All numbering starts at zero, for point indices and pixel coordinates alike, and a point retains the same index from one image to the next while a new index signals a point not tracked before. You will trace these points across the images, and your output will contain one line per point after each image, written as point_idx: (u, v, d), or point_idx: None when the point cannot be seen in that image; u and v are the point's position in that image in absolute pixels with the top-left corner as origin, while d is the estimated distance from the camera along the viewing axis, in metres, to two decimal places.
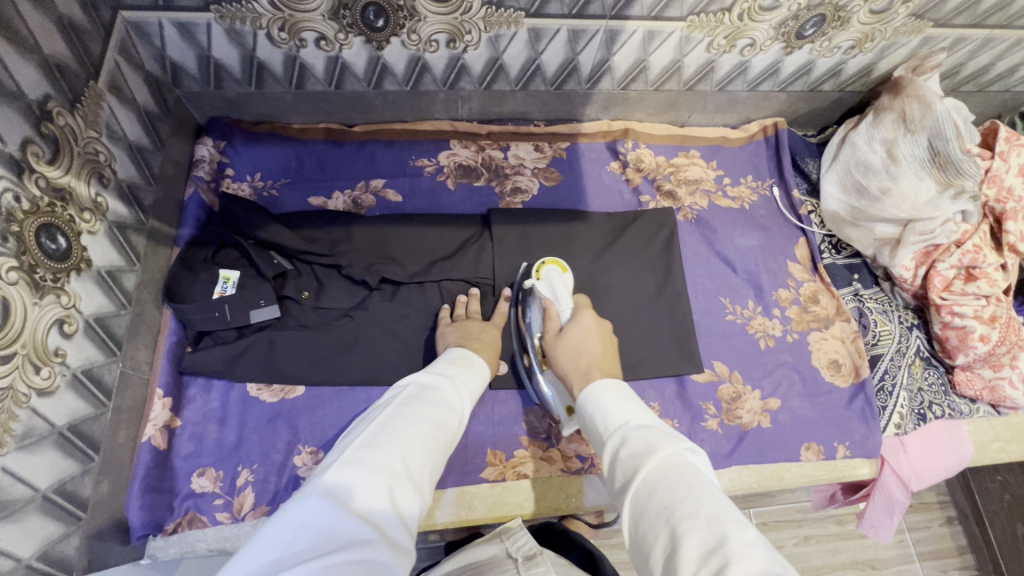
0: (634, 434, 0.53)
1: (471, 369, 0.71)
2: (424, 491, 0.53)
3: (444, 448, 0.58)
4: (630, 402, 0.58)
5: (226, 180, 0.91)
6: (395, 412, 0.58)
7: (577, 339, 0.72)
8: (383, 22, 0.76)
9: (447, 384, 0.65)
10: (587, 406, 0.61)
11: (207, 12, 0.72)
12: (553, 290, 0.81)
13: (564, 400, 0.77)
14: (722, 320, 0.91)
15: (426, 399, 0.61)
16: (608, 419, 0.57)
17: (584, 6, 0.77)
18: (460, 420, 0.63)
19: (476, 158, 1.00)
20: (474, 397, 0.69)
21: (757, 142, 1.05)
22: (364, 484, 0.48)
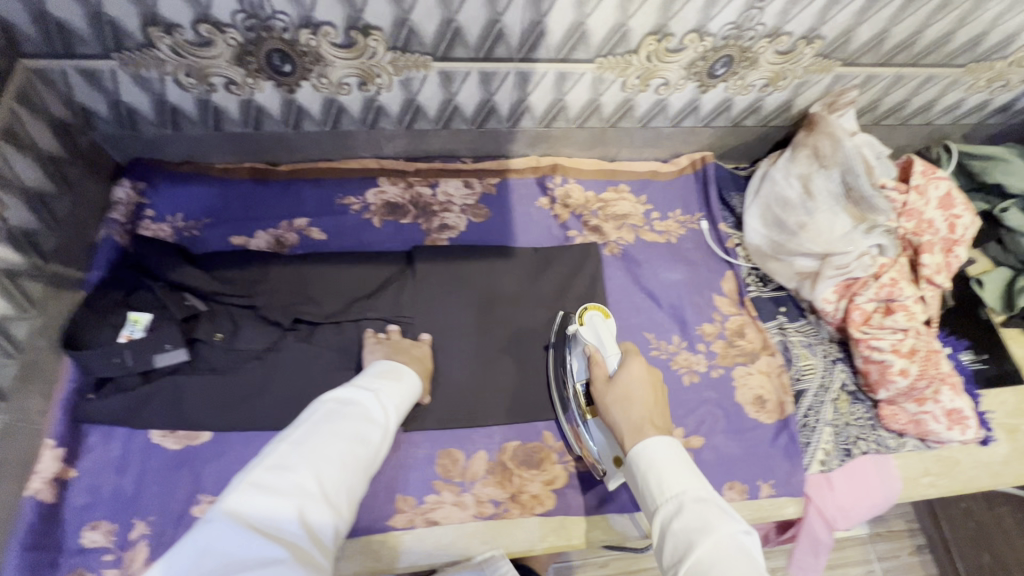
0: (691, 509, 0.55)
1: (396, 381, 0.72)
2: (340, 505, 0.54)
3: (365, 463, 0.60)
4: (687, 471, 0.60)
5: (145, 221, 0.90)
6: (313, 430, 0.58)
7: (628, 389, 0.71)
8: (291, 67, 0.77)
9: (371, 398, 0.66)
10: (639, 462, 0.62)
11: (110, 60, 0.72)
12: (598, 336, 0.80)
13: (610, 451, 0.78)
14: (647, 357, 0.91)
15: (345, 413, 0.62)
16: (663, 483, 0.59)
17: (490, 50, 0.78)
18: (382, 432, 0.64)
19: (404, 195, 1.00)
20: (400, 409, 0.70)
21: (687, 176, 1.07)
22: (271, 504, 0.49)
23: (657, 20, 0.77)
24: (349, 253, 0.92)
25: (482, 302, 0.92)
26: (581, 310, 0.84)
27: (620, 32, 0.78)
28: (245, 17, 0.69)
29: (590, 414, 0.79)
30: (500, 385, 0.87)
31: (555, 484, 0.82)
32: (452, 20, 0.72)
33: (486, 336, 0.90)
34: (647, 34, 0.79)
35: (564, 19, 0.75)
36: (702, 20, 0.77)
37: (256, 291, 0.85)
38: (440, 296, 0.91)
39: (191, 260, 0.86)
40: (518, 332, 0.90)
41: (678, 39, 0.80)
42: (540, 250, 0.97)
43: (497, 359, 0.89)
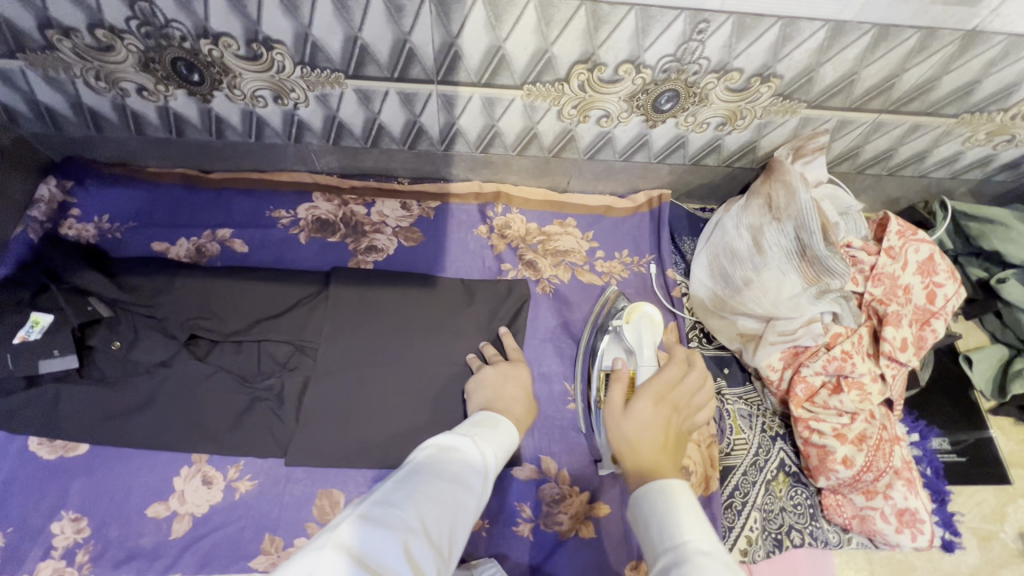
0: (698, 559, 0.42)
1: (497, 427, 0.64)
2: (445, 553, 0.47)
3: (468, 510, 0.52)
4: (696, 515, 0.47)
5: (69, 221, 0.89)
6: (416, 468, 0.52)
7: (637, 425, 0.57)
8: (199, 76, 0.74)
9: (474, 440, 0.58)
10: (647, 499, 0.49)
11: (15, 60, 0.72)
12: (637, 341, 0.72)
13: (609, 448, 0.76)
14: (562, 410, 0.83)
15: (449, 454, 0.55)
16: (665, 531, 0.46)
17: (404, 70, 0.73)
18: (486, 481, 0.56)
19: (336, 212, 0.97)
20: (505, 456, 0.62)
21: (642, 214, 0.99)
22: (378, 538, 0.43)
23: (582, 48, 0.70)
24: (262, 269, 0.89)
25: (389, 334, 0.84)
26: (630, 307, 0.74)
27: (544, 57, 0.71)
28: (140, 24, 0.67)
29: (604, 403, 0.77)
30: (393, 423, 0.80)
31: None
32: (356, 37, 0.68)
33: (386, 370, 0.83)
34: (575, 62, 0.72)
35: (479, 43, 0.69)
36: (635, 50, 0.70)
37: (159, 301, 0.82)
38: (342, 321, 0.84)
39: (100, 264, 0.84)
40: (418, 369, 0.83)
41: (612, 69, 0.73)
42: (465, 281, 0.91)
43: (395, 396, 0.81)
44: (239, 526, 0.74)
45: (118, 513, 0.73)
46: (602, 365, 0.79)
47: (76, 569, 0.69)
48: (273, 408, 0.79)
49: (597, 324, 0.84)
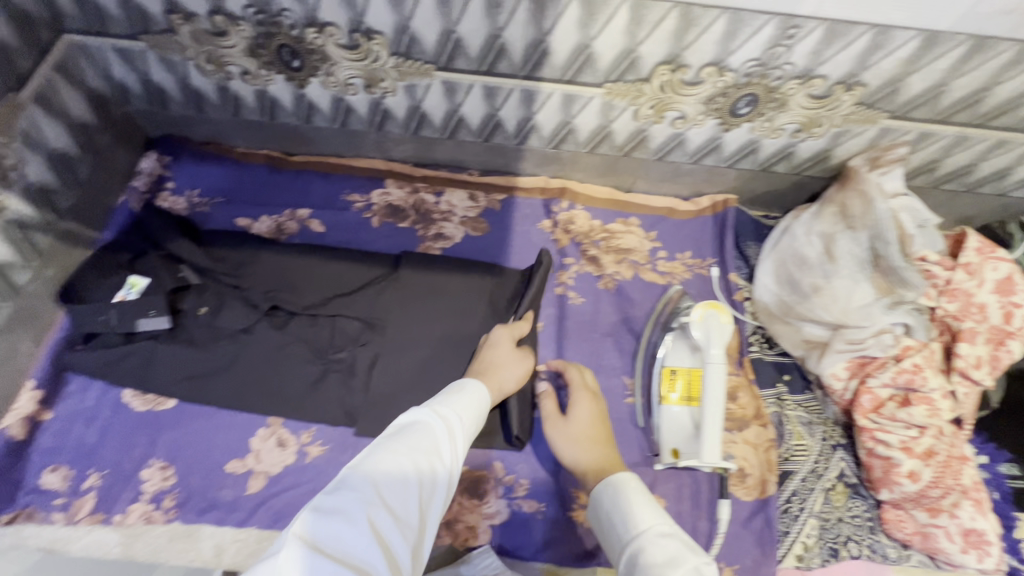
0: (654, 542, 0.55)
1: (460, 391, 0.65)
2: (411, 521, 0.50)
3: (433, 477, 0.54)
4: (646, 504, 0.59)
5: (164, 193, 0.96)
6: (376, 447, 0.54)
7: (582, 425, 0.75)
8: (300, 63, 0.79)
9: (432, 410, 0.60)
10: (604, 505, 0.62)
11: (138, 41, 0.78)
12: (708, 340, 0.72)
13: (670, 442, 0.76)
14: (620, 404, 0.85)
15: (410, 429, 0.56)
16: (628, 522, 0.58)
17: (493, 64, 0.76)
18: (452, 446, 0.58)
19: (408, 200, 1.01)
20: (473, 417, 0.63)
21: (705, 218, 0.99)
22: (340, 524, 0.46)
23: (668, 49, 0.72)
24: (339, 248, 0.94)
25: (452, 321, 0.88)
26: (697, 304, 0.73)
27: (629, 57, 0.73)
28: (255, 11, 0.72)
29: (666, 398, 0.78)
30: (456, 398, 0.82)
31: (494, 519, 0.77)
32: (452, 30, 0.71)
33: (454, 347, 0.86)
34: (659, 63, 0.74)
35: (568, 39, 0.71)
36: (721, 53, 0.71)
37: (242, 274, 0.87)
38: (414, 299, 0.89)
39: (193, 234, 0.90)
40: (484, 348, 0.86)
41: (694, 71, 0.75)
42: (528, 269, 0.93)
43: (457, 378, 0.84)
44: (310, 487, 0.78)
45: (201, 466, 0.78)
46: (663, 361, 0.80)
47: (163, 513, 0.75)
48: (344, 380, 0.83)
49: (662, 319, 0.86)
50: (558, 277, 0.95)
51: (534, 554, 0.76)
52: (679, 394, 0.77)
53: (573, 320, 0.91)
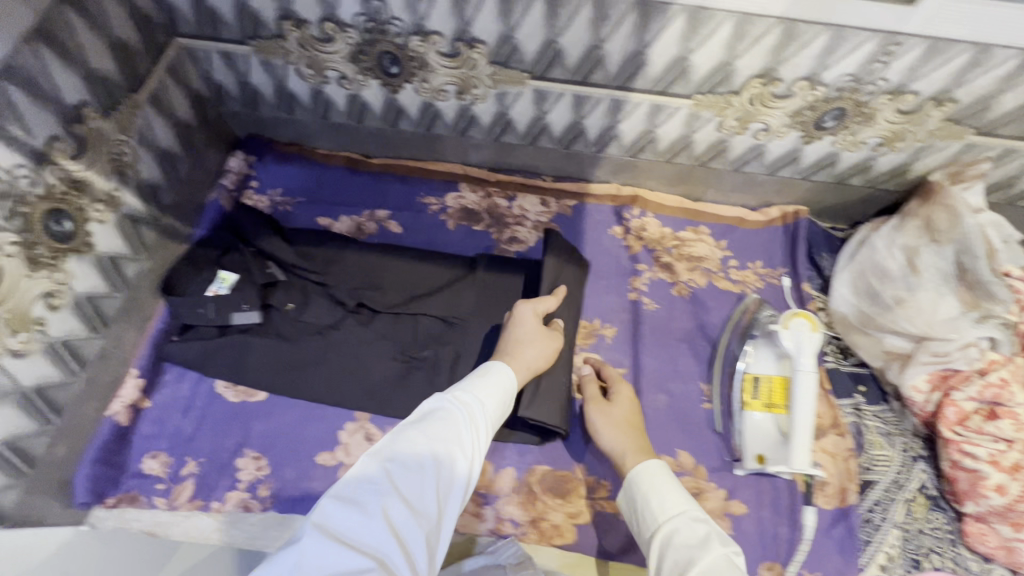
0: (689, 526, 0.61)
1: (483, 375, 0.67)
2: (428, 510, 0.53)
3: (451, 466, 0.56)
4: (680, 491, 0.66)
5: (249, 191, 0.99)
6: (395, 436, 0.56)
7: (625, 410, 0.79)
8: (398, 69, 0.82)
9: (452, 399, 0.61)
10: (637, 486, 0.68)
11: (245, 46, 0.81)
12: (797, 349, 0.73)
13: (756, 448, 0.77)
14: (698, 409, 0.86)
15: (428, 419, 0.58)
16: (664, 505, 0.64)
17: (588, 74, 0.78)
18: (473, 435, 0.59)
19: (482, 204, 1.03)
20: (496, 402, 0.65)
21: (775, 228, 1.00)
22: (357, 517, 0.49)
23: (765, 63, 0.73)
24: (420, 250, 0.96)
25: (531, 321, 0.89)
26: (785, 313, 0.75)
27: (725, 70, 0.75)
28: (365, 19, 0.74)
29: (748, 405, 0.80)
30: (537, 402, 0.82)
31: (578, 519, 0.78)
32: (555, 41, 0.74)
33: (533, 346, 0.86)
34: (753, 76, 0.75)
35: (668, 52, 0.73)
36: (817, 67, 0.73)
37: (330, 271, 0.90)
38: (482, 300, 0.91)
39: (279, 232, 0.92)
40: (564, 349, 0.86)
41: (787, 85, 0.76)
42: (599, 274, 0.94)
43: None
44: None
45: (293, 457, 0.80)
46: (745, 369, 0.81)
47: (260, 502, 0.77)
48: (429, 377, 0.85)
49: (740, 328, 0.88)
50: (632, 283, 0.96)
51: (618, 554, 0.76)
52: (762, 400, 0.79)
53: (647, 326, 0.93)
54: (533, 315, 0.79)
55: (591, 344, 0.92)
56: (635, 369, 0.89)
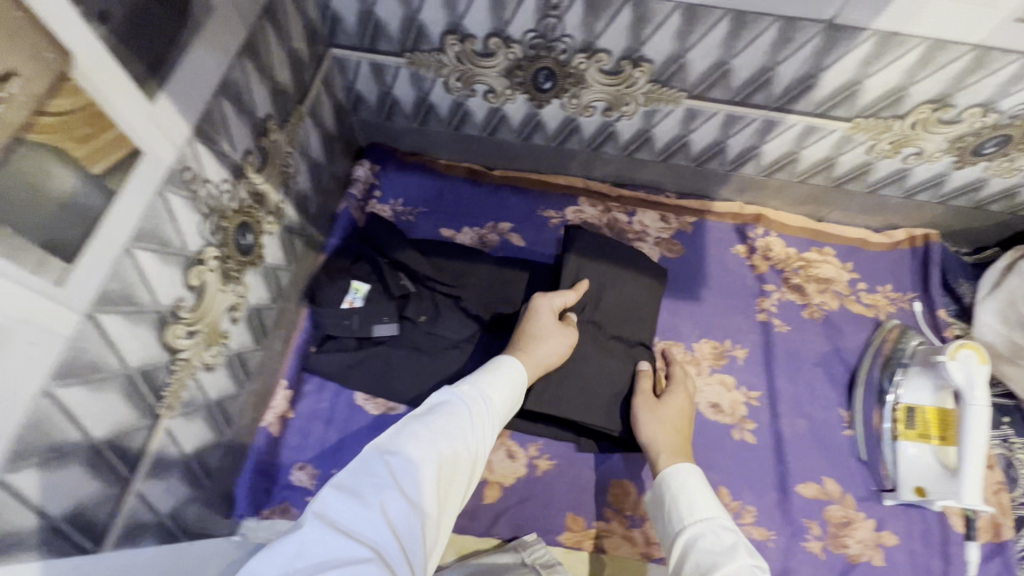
0: (718, 533, 0.58)
1: (496, 369, 0.65)
2: (429, 503, 0.50)
3: (457, 460, 0.54)
4: (711, 498, 0.63)
5: (374, 201, 0.99)
6: (400, 428, 0.54)
7: (671, 412, 0.77)
8: (551, 84, 0.81)
9: (460, 392, 0.59)
10: (667, 489, 0.65)
11: (400, 58, 0.81)
12: (969, 384, 0.72)
13: (914, 479, 0.77)
14: (840, 435, 0.85)
15: (433, 411, 0.56)
16: (692, 508, 0.62)
17: (749, 95, 0.77)
18: (478, 429, 0.57)
19: (601, 218, 1.01)
20: (506, 399, 0.63)
21: (903, 251, 0.99)
22: (358, 508, 0.47)
23: (942, 89, 0.72)
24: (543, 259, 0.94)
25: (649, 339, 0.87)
26: (952, 345, 0.73)
27: (896, 95, 0.74)
28: (534, 36, 0.73)
29: (903, 436, 0.79)
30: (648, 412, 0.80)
31: None
32: (726, 62, 0.73)
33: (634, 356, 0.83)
34: (924, 102, 0.74)
35: (842, 76, 0.72)
36: (996, 95, 0.72)
37: (462, 283, 0.89)
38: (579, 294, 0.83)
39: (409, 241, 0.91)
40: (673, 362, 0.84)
41: (958, 111, 0.75)
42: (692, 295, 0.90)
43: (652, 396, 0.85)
44: (544, 501, 0.79)
45: None
46: (898, 399, 0.81)
47: None
48: None
49: (882, 355, 0.86)
50: (760, 303, 0.95)
51: None
52: (919, 430, 0.79)
53: (780, 349, 0.91)
54: (549, 311, 0.77)
55: (724, 364, 0.91)
56: (771, 393, 0.89)
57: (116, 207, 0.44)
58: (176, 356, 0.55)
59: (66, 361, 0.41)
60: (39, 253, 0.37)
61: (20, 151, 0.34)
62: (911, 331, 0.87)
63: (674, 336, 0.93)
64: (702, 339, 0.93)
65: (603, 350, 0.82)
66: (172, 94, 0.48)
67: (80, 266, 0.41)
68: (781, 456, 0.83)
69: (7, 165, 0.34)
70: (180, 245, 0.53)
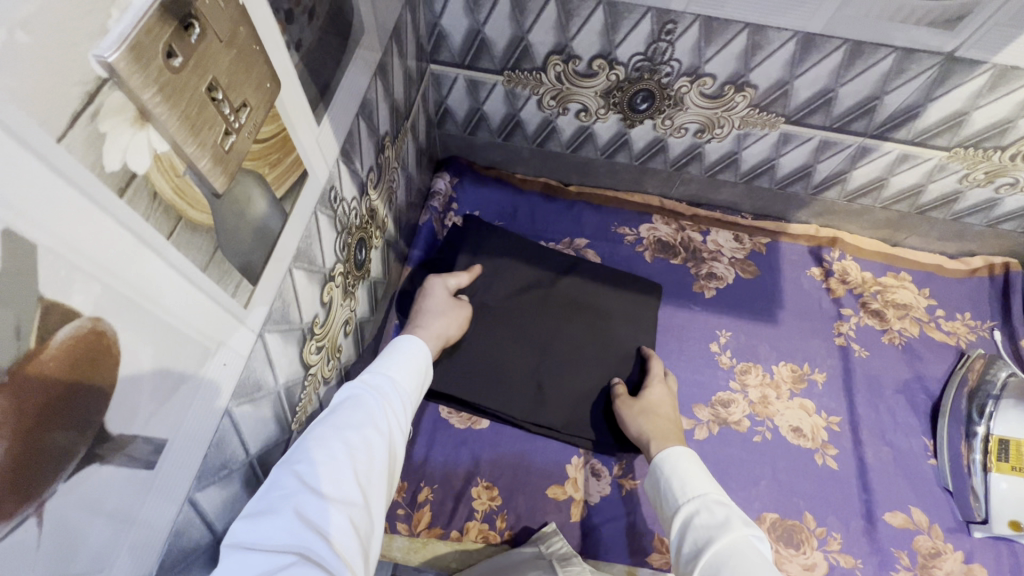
0: (711, 506, 0.58)
1: (395, 353, 0.63)
2: (351, 496, 0.46)
3: (373, 447, 0.51)
4: (702, 472, 0.63)
5: (452, 214, 0.99)
6: (305, 436, 0.50)
7: (652, 402, 0.77)
8: (647, 106, 0.81)
9: (363, 383, 0.57)
10: (661, 468, 0.65)
11: (498, 76, 0.81)
12: None
13: (1011, 513, 0.77)
14: (925, 464, 0.84)
15: (336, 408, 0.53)
16: (686, 484, 0.62)
17: (848, 122, 0.78)
18: (390, 414, 0.55)
19: (676, 236, 1.01)
20: (414, 381, 0.61)
21: (980, 278, 0.98)
22: (267, 520, 0.42)
23: None
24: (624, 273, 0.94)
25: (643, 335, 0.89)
26: None
27: (1001, 127, 0.74)
28: (641, 59, 0.74)
29: (995, 468, 0.80)
30: (566, 391, 0.83)
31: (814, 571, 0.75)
32: (832, 90, 0.73)
33: (533, 334, 0.87)
34: None
35: (949, 107, 0.72)
36: None
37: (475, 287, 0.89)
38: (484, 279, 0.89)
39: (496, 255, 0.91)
40: (571, 340, 0.87)
41: None
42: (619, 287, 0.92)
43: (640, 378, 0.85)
44: (630, 520, 0.78)
45: (524, 488, 0.79)
46: (989, 430, 0.82)
47: (498, 534, 0.76)
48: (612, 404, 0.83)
49: (967, 385, 0.87)
50: (838, 327, 0.94)
51: None
52: (1012, 464, 0.79)
53: (861, 374, 0.90)
54: (440, 285, 0.82)
55: (804, 388, 0.89)
56: (853, 418, 0.87)
57: (287, 230, 0.44)
58: (308, 371, 0.55)
59: (241, 381, 0.42)
60: (237, 277, 0.38)
61: (237, 180, 0.35)
62: (998, 361, 0.87)
63: (752, 358, 0.92)
64: (781, 362, 0.91)
65: (499, 328, 0.86)
66: (332, 115, 0.49)
67: (260, 288, 0.41)
68: (866, 484, 0.82)
69: (228, 194, 0.34)
70: (321, 262, 0.53)
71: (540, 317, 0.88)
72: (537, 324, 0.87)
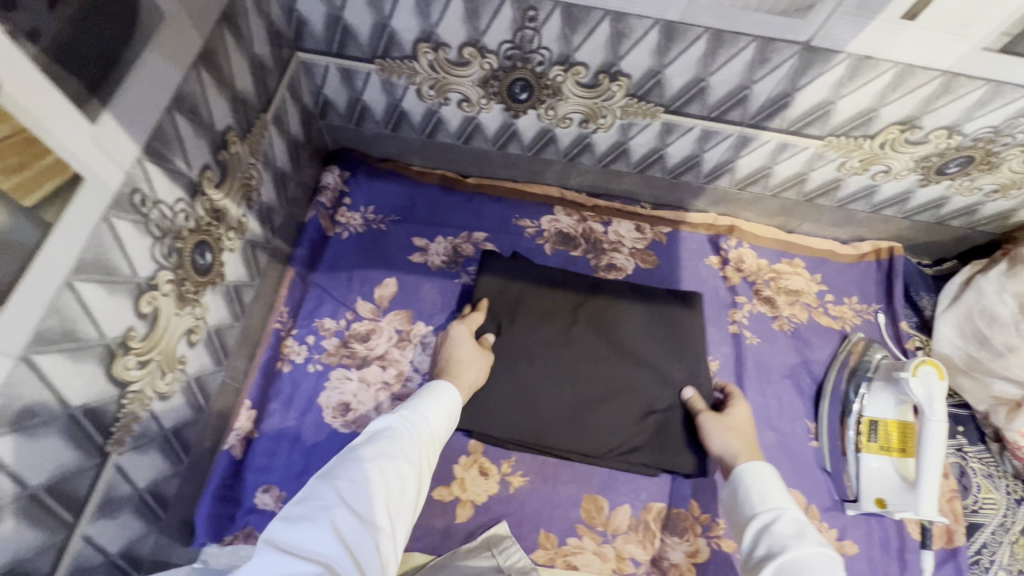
0: (789, 519, 0.57)
1: (431, 395, 0.65)
2: (377, 522, 0.49)
3: (406, 480, 0.54)
4: (785, 490, 0.61)
5: (342, 208, 0.94)
6: (344, 455, 0.54)
7: (739, 420, 0.75)
8: (527, 96, 0.79)
9: (402, 416, 0.59)
10: (742, 476, 0.64)
11: (370, 64, 0.77)
12: (930, 397, 0.75)
13: (876, 490, 0.79)
14: (806, 446, 0.86)
15: (377, 435, 0.56)
16: (764, 496, 0.61)
17: (724, 111, 0.77)
18: (423, 450, 0.57)
19: (578, 228, 0.98)
20: (447, 421, 0.63)
21: (868, 263, 1.01)
22: (304, 526, 0.46)
23: (911, 111, 0.73)
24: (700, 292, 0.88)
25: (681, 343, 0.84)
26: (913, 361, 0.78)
27: (866, 116, 0.75)
28: (510, 47, 0.71)
29: (865, 448, 0.82)
30: (606, 418, 0.79)
31: (696, 557, 0.77)
32: (703, 79, 0.72)
33: (566, 358, 0.82)
34: (893, 123, 0.76)
35: (815, 98, 0.73)
36: (962, 118, 0.73)
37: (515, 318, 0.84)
38: (527, 305, 0.85)
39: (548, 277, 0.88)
40: (603, 359, 0.82)
41: (924, 132, 0.76)
42: (653, 303, 0.87)
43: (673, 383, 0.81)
44: (516, 519, 0.77)
45: None
46: (861, 412, 0.84)
47: None
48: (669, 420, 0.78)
49: (847, 368, 0.89)
50: (732, 315, 0.95)
51: None
52: (880, 444, 0.82)
53: (751, 362, 0.92)
54: (467, 334, 0.78)
55: None
56: None
57: (51, 241, 0.40)
58: (126, 388, 0.51)
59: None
60: None
61: None
62: (875, 344, 0.91)
63: None
64: None
65: (530, 358, 0.81)
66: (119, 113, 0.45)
67: (10, 308, 0.37)
68: None
69: None
70: (129, 272, 0.49)
71: (571, 342, 0.83)
72: (572, 349, 0.82)
